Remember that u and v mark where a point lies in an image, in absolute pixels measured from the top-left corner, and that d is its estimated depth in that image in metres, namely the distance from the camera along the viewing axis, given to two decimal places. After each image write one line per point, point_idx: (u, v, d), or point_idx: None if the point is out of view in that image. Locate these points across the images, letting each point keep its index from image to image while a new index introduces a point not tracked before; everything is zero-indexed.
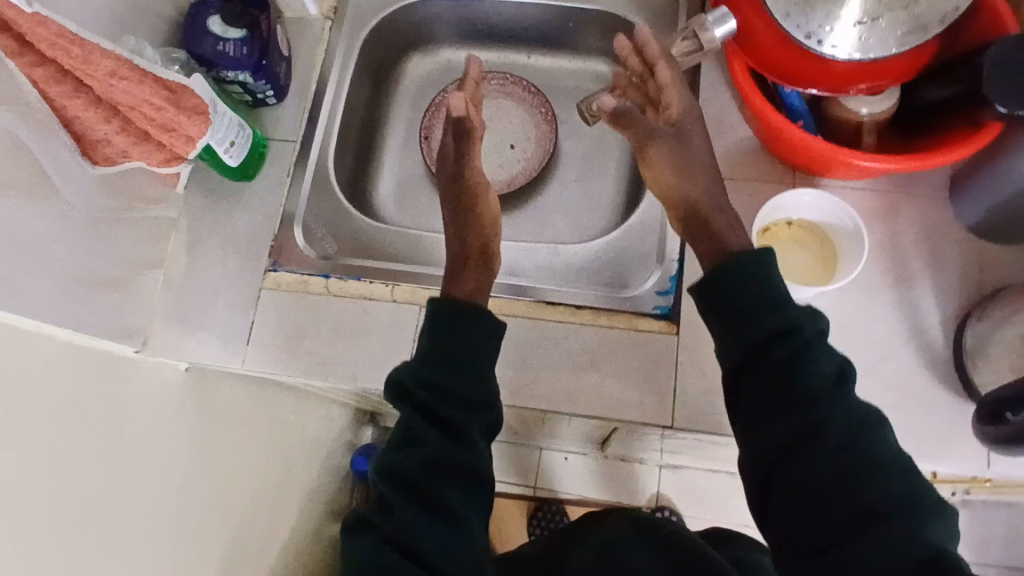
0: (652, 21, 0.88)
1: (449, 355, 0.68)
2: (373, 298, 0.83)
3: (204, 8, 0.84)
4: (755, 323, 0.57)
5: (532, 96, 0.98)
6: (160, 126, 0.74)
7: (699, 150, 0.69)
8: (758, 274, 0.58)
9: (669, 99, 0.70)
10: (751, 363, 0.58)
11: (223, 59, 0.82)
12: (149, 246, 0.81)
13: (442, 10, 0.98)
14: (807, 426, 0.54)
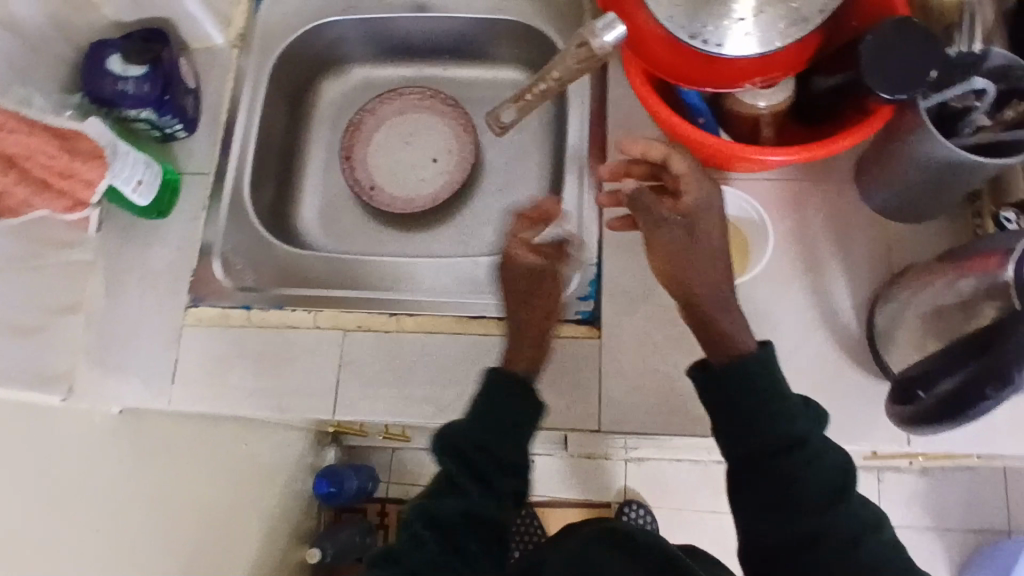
0: (562, 29, 0.90)
1: (501, 426, 0.68)
2: (296, 326, 0.81)
3: (103, 48, 0.81)
4: (760, 411, 0.60)
5: (451, 109, 0.99)
6: (60, 172, 0.71)
7: (710, 244, 0.65)
8: (766, 380, 0.61)
9: (685, 187, 0.65)
10: (757, 463, 0.61)
11: (124, 98, 0.79)
12: (63, 289, 0.78)
13: (353, 30, 0.97)
14: (806, 503, 0.58)
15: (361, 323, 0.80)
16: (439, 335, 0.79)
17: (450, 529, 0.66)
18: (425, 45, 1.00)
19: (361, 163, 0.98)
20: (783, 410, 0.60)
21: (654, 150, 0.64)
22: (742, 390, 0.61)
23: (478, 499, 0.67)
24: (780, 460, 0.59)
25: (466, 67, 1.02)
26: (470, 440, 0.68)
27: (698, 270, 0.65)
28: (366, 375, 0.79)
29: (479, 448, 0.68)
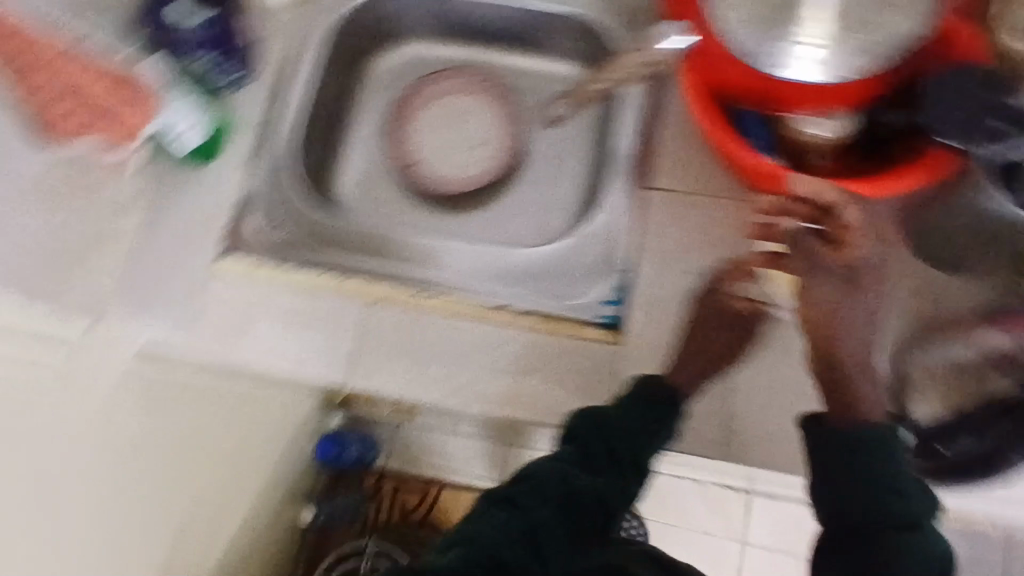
0: (621, 31, 0.90)
1: (625, 433, 0.70)
2: (322, 291, 0.82)
3: None
4: (862, 477, 0.57)
5: (501, 99, 1.01)
6: None
7: (864, 307, 0.62)
8: (882, 448, 0.58)
9: (854, 241, 0.62)
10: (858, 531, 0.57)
11: (183, 41, 0.84)
12: (101, 222, 0.79)
13: (413, 8, 0.99)
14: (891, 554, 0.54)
15: (383, 296, 0.80)
16: (458, 319, 0.80)
17: (536, 507, 0.67)
18: (482, 29, 1.01)
19: (416, 142, 0.99)
20: (894, 467, 0.57)
21: (828, 194, 0.64)
22: (843, 439, 0.59)
23: (571, 490, 0.69)
24: (874, 507, 0.56)
25: (519, 56, 1.01)
26: (586, 433, 0.70)
27: (846, 330, 0.61)
28: (384, 348, 0.79)
29: (596, 447, 0.70)
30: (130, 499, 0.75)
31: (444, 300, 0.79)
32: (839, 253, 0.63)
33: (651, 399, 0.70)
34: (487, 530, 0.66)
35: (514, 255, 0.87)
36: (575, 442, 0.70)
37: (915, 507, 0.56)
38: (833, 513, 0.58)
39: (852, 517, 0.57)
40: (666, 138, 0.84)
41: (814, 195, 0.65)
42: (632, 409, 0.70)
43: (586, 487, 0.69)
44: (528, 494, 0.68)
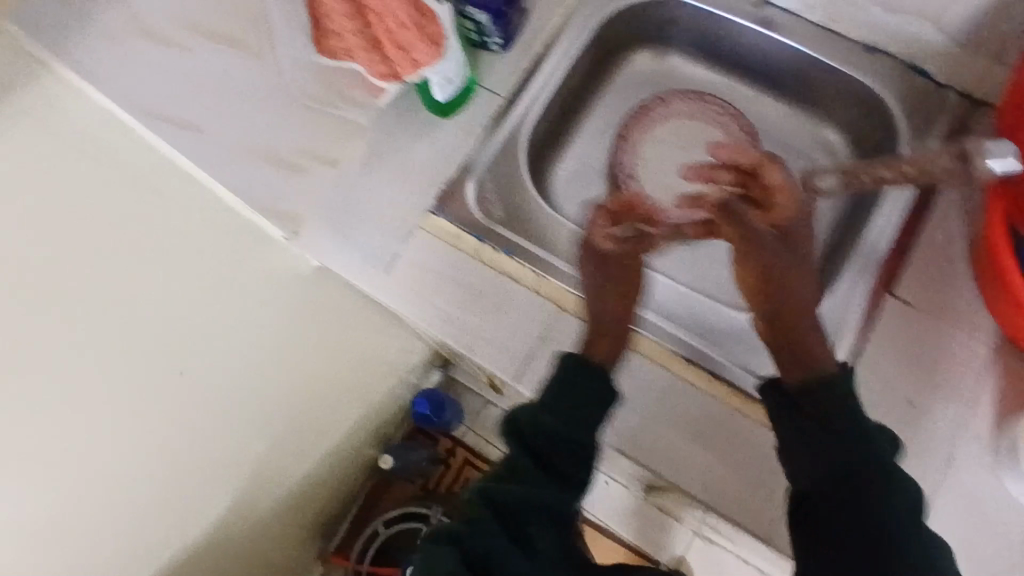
0: (914, 122, 0.80)
1: (580, 398, 0.67)
2: (518, 282, 0.79)
3: None
4: (824, 425, 0.60)
5: (745, 139, 0.93)
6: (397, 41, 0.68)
7: (803, 256, 0.69)
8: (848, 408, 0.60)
9: (782, 202, 0.68)
10: (829, 491, 0.59)
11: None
12: (328, 143, 0.80)
13: (693, 19, 0.90)
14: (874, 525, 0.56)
15: (578, 309, 0.78)
16: (645, 363, 0.75)
17: (528, 497, 0.64)
18: (754, 62, 0.92)
19: (617, 143, 0.94)
20: (841, 412, 0.60)
21: (747, 154, 0.69)
22: (813, 400, 0.61)
23: (550, 463, 0.66)
24: (838, 476, 0.59)
25: (778, 106, 0.94)
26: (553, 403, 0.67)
27: (800, 290, 0.67)
28: (563, 360, 0.76)
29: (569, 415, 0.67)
30: (239, 383, 0.75)
31: (639, 337, 0.76)
32: (770, 216, 0.69)
33: (588, 372, 0.68)
34: (516, 514, 0.63)
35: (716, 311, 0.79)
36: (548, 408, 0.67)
37: (895, 481, 0.57)
38: (798, 462, 0.61)
39: (804, 459, 0.61)
40: (921, 251, 0.77)
41: (756, 163, 0.69)
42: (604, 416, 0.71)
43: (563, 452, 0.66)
44: (523, 486, 0.64)
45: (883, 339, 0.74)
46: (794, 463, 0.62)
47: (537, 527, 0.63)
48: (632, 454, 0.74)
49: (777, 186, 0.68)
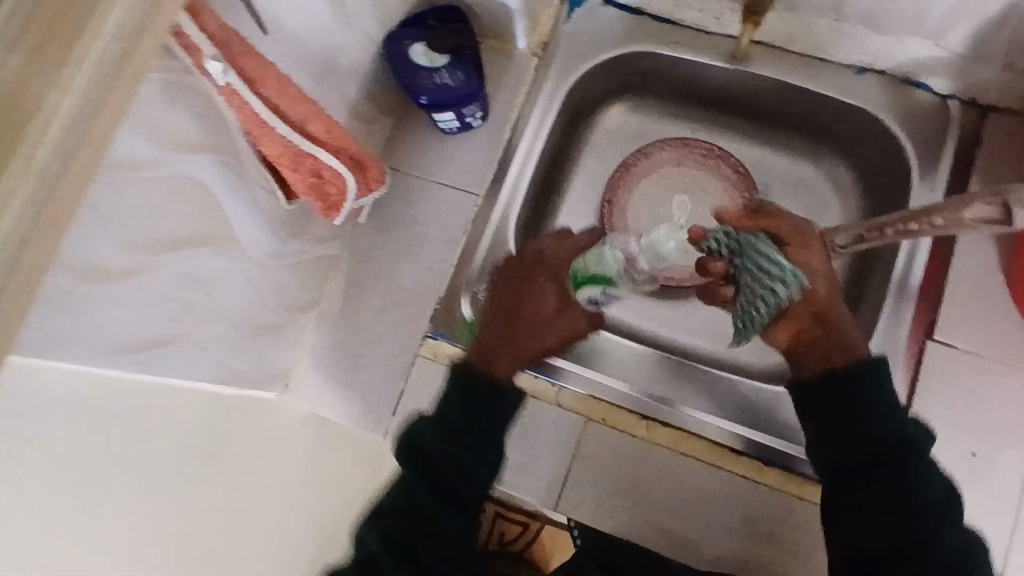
0: (919, 151, 0.75)
1: (455, 422, 0.55)
2: (537, 398, 0.72)
3: (398, 46, 0.71)
4: (864, 439, 0.56)
5: (740, 178, 0.86)
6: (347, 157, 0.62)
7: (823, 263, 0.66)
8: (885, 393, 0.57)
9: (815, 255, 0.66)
10: (855, 446, 0.57)
11: (445, 93, 0.71)
12: (307, 286, 0.74)
13: (665, 67, 0.82)
14: (848, 437, 0.57)
15: (607, 417, 0.71)
16: (687, 460, 0.70)
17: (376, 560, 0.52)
18: (740, 100, 0.84)
19: (594, 186, 0.88)
20: (874, 398, 0.57)
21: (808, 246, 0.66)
22: (860, 398, 0.57)
23: (416, 537, 0.52)
24: (861, 449, 0.56)
25: (773, 140, 0.86)
26: (443, 421, 0.55)
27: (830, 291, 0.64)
28: (597, 477, 0.71)
29: (464, 452, 0.54)
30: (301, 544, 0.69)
31: (677, 435, 0.70)
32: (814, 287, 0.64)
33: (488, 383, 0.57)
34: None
35: (733, 388, 0.73)
36: (429, 427, 0.55)
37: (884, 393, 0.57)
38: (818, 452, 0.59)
39: (854, 483, 0.56)
40: (956, 286, 0.71)
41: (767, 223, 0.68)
42: (467, 395, 0.56)
43: (418, 490, 0.53)
44: (389, 499, 0.54)
45: (930, 394, 0.69)
46: (819, 457, 0.59)
47: None
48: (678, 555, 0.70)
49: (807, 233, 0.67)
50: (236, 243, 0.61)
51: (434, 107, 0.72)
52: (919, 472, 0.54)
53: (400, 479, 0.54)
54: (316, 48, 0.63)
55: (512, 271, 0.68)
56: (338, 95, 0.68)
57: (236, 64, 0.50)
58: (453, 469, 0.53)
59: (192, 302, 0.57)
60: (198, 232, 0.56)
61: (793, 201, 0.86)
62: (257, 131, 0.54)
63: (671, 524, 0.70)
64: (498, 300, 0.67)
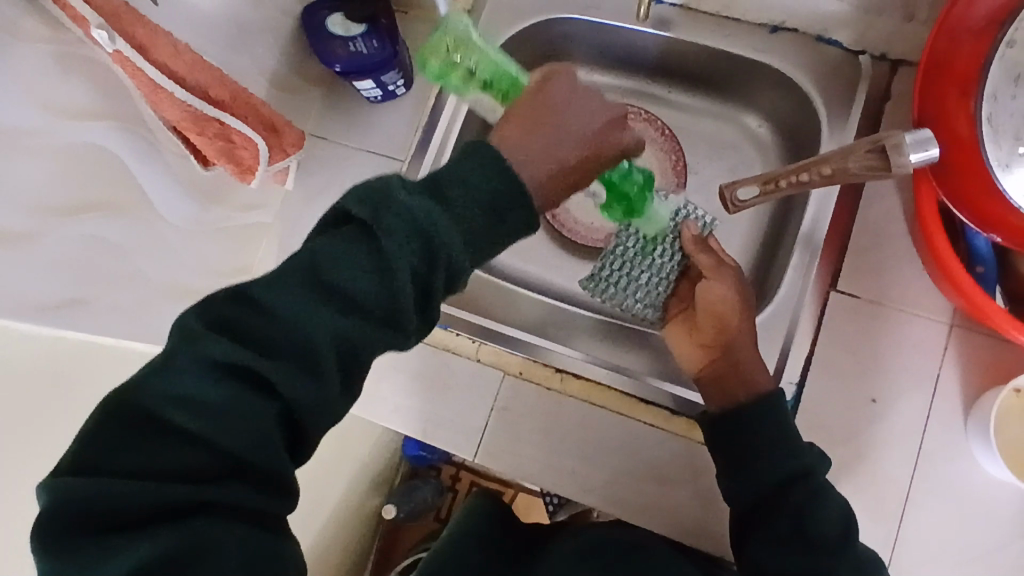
0: (829, 106, 0.77)
1: (480, 194, 0.47)
2: (457, 353, 0.76)
3: (314, 16, 0.74)
4: (755, 455, 0.63)
5: (665, 140, 0.88)
6: (264, 124, 0.67)
7: (728, 302, 0.70)
8: (771, 415, 0.64)
9: (717, 293, 0.71)
10: (749, 465, 0.63)
11: (358, 61, 0.73)
12: (238, 253, 0.78)
13: (584, 32, 0.84)
14: (745, 460, 0.63)
15: (524, 370, 0.75)
16: (599, 410, 0.73)
17: (296, 373, 0.44)
18: (661, 62, 0.86)
19: None
20: (763, 425, 0.64)
21: (717, 286, 0.71)
22: (749, 419, 0.64)
23: (345, 355, 0.46)
24: (757, 474, 0.62)
25: (698, 101, 0.88)
26: (459, 217, 0.47)
27: (742, 347, 0.69)
28: (515, 427, 0.74)
29: (452, 276, 0.47)
30: None
31: (589, 386, 0.74)
32: (716, 321, 0.70)
33: (491, 205, 0.48)
34: (234, 427, 0.42)
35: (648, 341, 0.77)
36: (440, 208, 0.46)
37: (779, 420, 0.64)
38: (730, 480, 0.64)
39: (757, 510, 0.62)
40: (861, 236, 0.73)
41: (694, 252, 0.74)
42: (472, 191, 0.47)
43: (375, 302, 0.46)
44: (348, 254, 0.45)
45: (834, 340, 0.71)
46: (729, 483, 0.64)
47: (235, 470, 0.43)
48: (592, 502, 0.73)
49: (715, 271, 0.72)
50: (152, 205, 0.64)
51: (353, 74, 0.75)
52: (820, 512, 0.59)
53: (373, 255, 0.45)
54: (224, 21, 0.65)
55: (556, 88, 0.59)
56: (254, 66, 0.71)
57: (127, 35, 0.52)
58: (428, 290, 0.47)
59: (109, 265, 0.61)
60: (104, 199, 0.59)
61: (717, 161, 0.88)
62: (155, 96, 0.57)
63: (585, 475, 0.72)
64: (524, 111, 0.57)
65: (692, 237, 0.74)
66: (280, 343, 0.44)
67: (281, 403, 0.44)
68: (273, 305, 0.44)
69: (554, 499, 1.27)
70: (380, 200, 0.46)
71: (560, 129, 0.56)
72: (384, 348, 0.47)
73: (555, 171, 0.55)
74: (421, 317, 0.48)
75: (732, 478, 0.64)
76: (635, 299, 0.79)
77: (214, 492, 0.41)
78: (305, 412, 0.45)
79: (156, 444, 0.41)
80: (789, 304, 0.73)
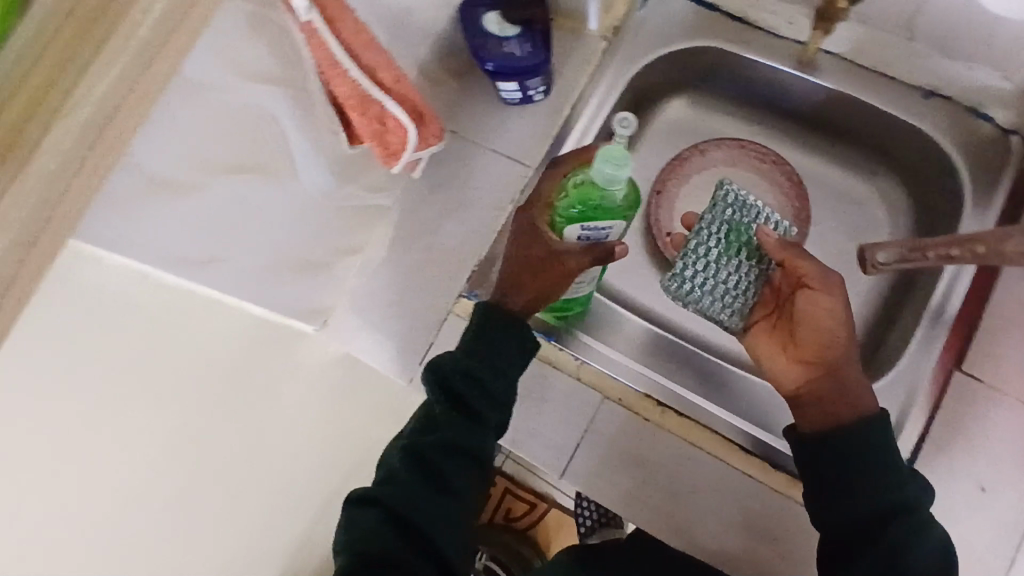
0: (975, 181, 0.75)
1: (477, 339, 0.60)
2: (557, 367, 0.75)
3: (471, 11, 0.75)
4: (856, 485, 0.61)
5: (790, 186, 0.86)
6: (413, 110, 0.66)
7: (834, 319, 0.68)
8: (877, 448, 0.61)
9: (824, 307, 0.68)
10: (848, 499, 0.61)
11: (511, 62, 0.73)
12: (355, 232, 0.78)
13: (729, 67, 0.83)
14: (849, 491, 0.61)
15: (623, 396, 0.73)
16: (696, 449, 0.71)
17: (398, 494, 0.56)
18: (800, 109, 0.84)
19: (643, 177, 0.90)
20: (870, 460, 0.61)
21: (821, 301, 0.68)
22: (853, 454, 0.61)
23: (434, 472, 0.57)
24: (859, 510, 0.60)
25: (828, 153, 0.87)
26: (471, 350, 0.60)
27: (848, 364, 0.67)
28: (606, 451, 0.73)
29: (484, 390, 0.59)
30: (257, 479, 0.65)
31: (688, 425, 0.72)
32: (826, 340, 0.68)
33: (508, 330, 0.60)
34: (378, 553, 0.54)
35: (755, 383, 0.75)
36: (461, 355, 0.60)
37: (885, 451, 0.61)
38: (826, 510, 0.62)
39: (858, 550, 0.60)
40: (991, 320, 0.71)
41: (790, 260, 0.70)
42: (491, 346, 0.60)
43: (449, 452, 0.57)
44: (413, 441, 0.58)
45: (949, 420, 0.69)
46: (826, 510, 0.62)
47: None
48: (675, 542, 0.71)
49: (816, 283, 0.69)
50: (294, 172, 0.65)
51: (501, 75, 0.74)
52: (917, 545, 0.58)
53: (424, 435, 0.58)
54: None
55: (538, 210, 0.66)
56: None
57: (320, 5, 0.54)
58: (476, 410, 0.58)
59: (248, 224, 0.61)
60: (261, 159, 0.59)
61: (839, 216, 0.86)
62: (330, 71, 0.57)
63: (671, 512, 0.71)
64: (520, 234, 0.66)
65: (780, 241, 0.70)
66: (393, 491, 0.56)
67: (405, 523, 0.55)
68: (372, 498, 0.56)
69: (588, 521, 1.20)
70: (436, 387, 0.59)
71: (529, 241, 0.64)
72: (468, 454, 0.58)
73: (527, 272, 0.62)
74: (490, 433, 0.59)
75: (829, 511, 0.62)
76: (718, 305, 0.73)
77: None
78: (419, 517, 0.55)
79: None
80: (906, 375, 0.71)
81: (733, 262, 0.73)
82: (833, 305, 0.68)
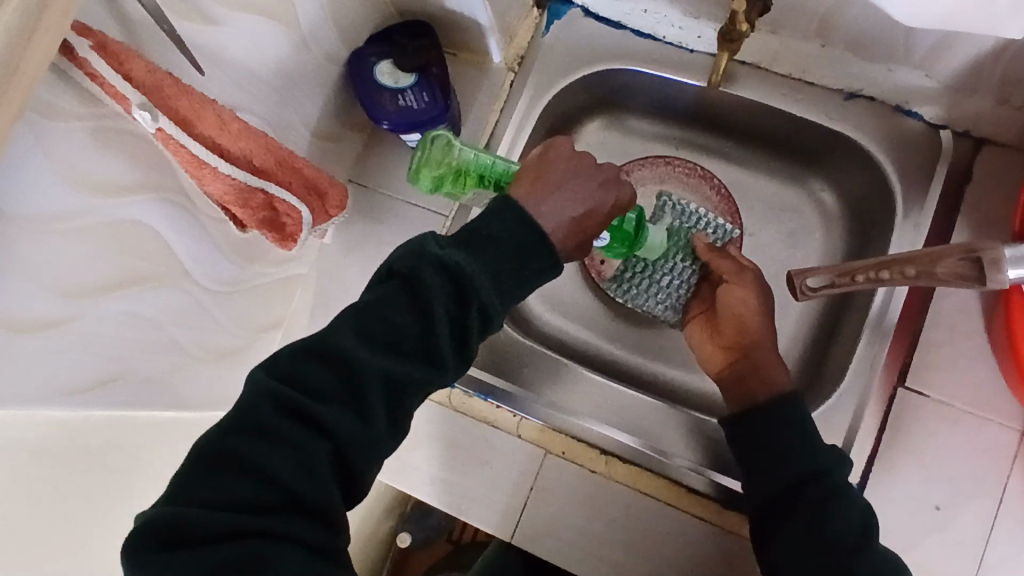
0: (905, 184, 0.72)
1: (503, 244, 0.50)
2: (498, 426, 0.72)
3: (360, 60, 0.69)
4: (773, 452, 0.61)
5: (721, 200, 0.84)
6: (306, 185, 0.62)
7: (751, 307, 0.70)
8: (789, 422, 0.62)
9: (739, 296, 0.71)
10: (767, 465, 0.61)
11: (407, 115, 0.70)
12: (271, 307, 0.74)
13: (644, 84, 0.79)
14: (770, 454, 0.61)
15: (567, 450, 0.71)
16: (646, 497, 0.70)
17: (345, 413, 0.47)
18: (722, 118, 0.81)
19: None
20: (777, 427, 0.62)
21: (738, 291, 0.71)
22: (765, 424, 0.63)
23: (392, 396, 0.48)
24: (775, 473, 0.61)
25: (756, 160, 0.84)
26: (491, 262, 0.50)
27: (762, 349, 0.68)
28: (554, 508, 0.71)
29: (485, 319, 0.50)
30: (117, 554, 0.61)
31: (640, 474, 0.70)
32: (744, 327, 0.70)
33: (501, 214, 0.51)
34: (295, 464, 0.45)
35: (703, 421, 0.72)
36: (472, 257, 0.50)
37: (790, 411, 0.63)
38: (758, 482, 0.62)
39: (783, 517, 0.59)
40: (931, 329, 0.69)
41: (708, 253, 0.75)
42: (498, 233, 0.51)
43: (414, 344, 0.49)
44: (390, 305, 0.49)
45: (897, 441, 0.67)
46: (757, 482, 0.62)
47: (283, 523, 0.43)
48: None
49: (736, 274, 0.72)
50: (188, 274, 0.60)
51: (402, 128, 0.71)
52: (838, 504, 0.57)
53: (411, 298, 0.49)
54: (272, 78, 0.61)
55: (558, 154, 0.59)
56: (299, 121, 0.67)
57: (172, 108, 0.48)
58: (464, 335, 0.50)
59: (138, 337, 0.57)
60: (140, 271, 0.55)
61: (775, 224, 0.84)
62: (199, 172, 0.52)
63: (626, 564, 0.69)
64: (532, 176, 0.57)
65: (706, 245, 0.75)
66: (340, 384, 0.47)
67: (332, 444, 0.46)
68: (336, 350, 0.48)
69: None
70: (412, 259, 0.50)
71: (560, 180, 0.57)
72: (427, 387, 0.50)
73: (564, 221, 0.55)
74: (459, 356, 0.51)
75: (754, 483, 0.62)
76: (657, 301, 0.81)
77: (266, 521, 0.43)
78: (357, 457, 0.47)
79: (219, 480, 0.43)
80: (850, 395, 0.70)
81: (666, 262, 0.80)
82: (748, 295, 0.71)
